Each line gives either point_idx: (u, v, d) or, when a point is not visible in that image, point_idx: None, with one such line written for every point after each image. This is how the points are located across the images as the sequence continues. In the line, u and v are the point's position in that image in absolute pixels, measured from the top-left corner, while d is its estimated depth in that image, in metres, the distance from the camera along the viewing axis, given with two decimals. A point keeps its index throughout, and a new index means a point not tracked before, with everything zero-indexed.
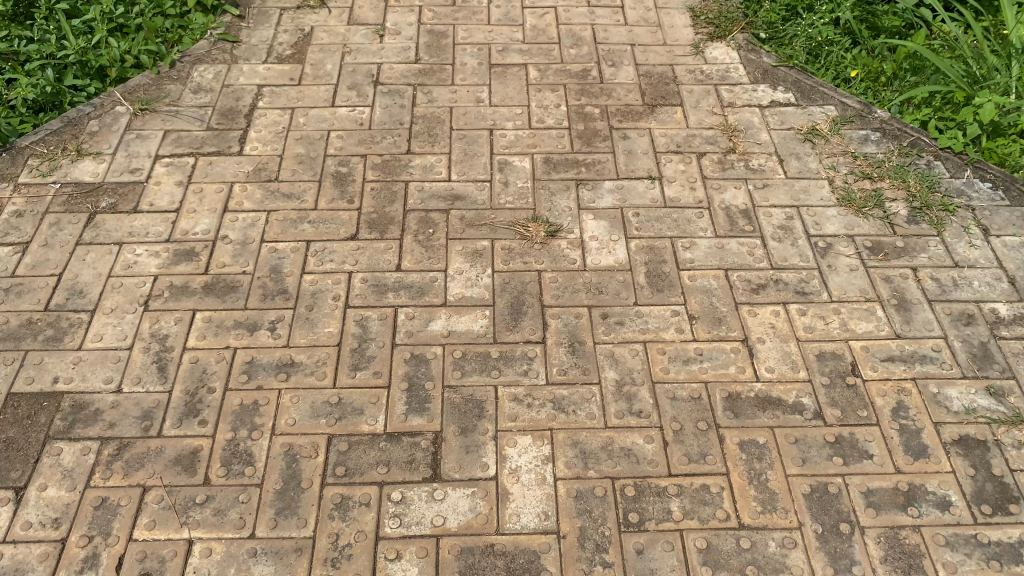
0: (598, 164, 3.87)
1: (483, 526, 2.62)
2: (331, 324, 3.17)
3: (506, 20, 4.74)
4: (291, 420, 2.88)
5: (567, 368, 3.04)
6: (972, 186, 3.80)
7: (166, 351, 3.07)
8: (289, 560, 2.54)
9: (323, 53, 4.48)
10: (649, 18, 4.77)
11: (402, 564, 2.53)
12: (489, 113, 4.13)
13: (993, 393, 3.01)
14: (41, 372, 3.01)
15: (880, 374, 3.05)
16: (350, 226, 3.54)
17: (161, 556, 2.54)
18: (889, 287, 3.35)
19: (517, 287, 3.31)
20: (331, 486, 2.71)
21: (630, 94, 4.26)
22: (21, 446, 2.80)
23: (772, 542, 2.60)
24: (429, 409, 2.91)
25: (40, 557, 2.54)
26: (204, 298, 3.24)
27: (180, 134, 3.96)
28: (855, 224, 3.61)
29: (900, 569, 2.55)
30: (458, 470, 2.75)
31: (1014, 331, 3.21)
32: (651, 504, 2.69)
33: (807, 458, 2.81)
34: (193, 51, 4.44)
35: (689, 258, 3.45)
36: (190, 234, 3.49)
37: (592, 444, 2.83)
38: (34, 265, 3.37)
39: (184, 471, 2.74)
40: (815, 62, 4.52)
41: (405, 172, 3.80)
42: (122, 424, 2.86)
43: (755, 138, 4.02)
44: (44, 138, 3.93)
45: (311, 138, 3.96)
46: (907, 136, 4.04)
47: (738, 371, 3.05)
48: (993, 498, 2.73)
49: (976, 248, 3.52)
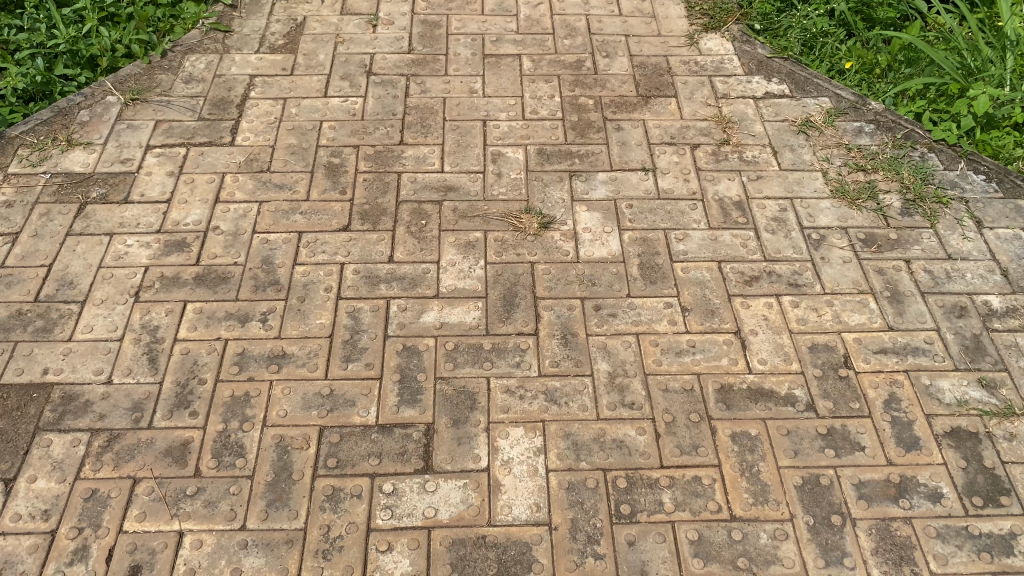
0: (591, 155, 3.85)
1: (475, 518, 2.62)
2: (323, 316, 3.16)
3: (500, 10, 4.71)
4: (283, 412, 2.87)
5: (560, 360, 3.04)
6: (966, 178, 3.79)
7: (157, 342, 3.06)
8: (280, 551, 2.53)
9: (316, 43, 4.45)
10: (644, 9, 4.75)
11: (393, 555, 2.53)
12: (482, 103, 4.11)
13: (985, 386, 3.01)
14: (31, 363, 2.99)
15: (872, 366, 3.06)
16: (342, 218, 3.52)
17: (151, 548, 2.53)
18: (882, 279, 3.35)
19: (510, 279, 3.30)
20: (322, 478, 2.71)
21: (625, 85, 4.24)
22: (10, 438, 2.78)
23: (764, 534, 2.60)
24: (421, 401, 2.90)
25: (30, 549, 2.53)
26: (195, 290, 3.23)
27: (172, 125, 3.93)
28: (849, 216, 3.60)
29: (891, 561, 2.56)
30: (450, 461, 2.75)
31: (1007, 323, 3.21)
32: (643, 496, 2.69)
33: (799, 450, 2.81)
34: (185, 40, 4.40)
35: (682, 250, 3.44)
36: (180, 225, 3.47)
37: (584, 435, 2.83)
38: (24, 255, 3.34)
39: (175, 463, 2.73)
40: (810, 53, 4.51)
41: (397, 163, 3.78)
42: (112, 416, 2.85)
43: (749, 130, 4.00)
44: (34, 127, 3.89)
45: (303, 129, 3.94)
46: (901, 128, 4.03)
47: (731, 363, 3.05)
48: (985, 490, 2.73)
49: (969, 240, 3.52)
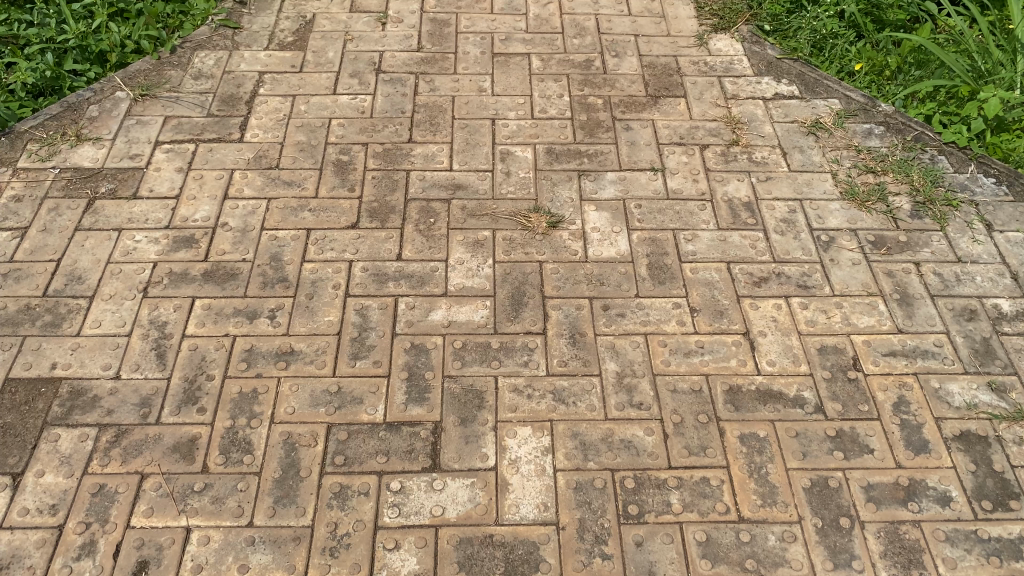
0: (600, 155, 3.85)
1: (482, 517, 2.61)
2: (330, 313, 3.16)
3: (509, 9, 4.70)
4: (290, 409, 2.86)
5: (567, 360, 3.03)
6: (976, 181, 3.78)
7: (165, 338, 3.06)
8: (287, 548, 2.53)
9: (325, 40, 4.44)
10: (654, 9, 4.73)
11: (400, 554, 2.52)
12: (491, 102, 4.11)
13: (995, 389, 3.00)
14: (39, 359, 2.99)
15: (882, 369, 3.04)
16: (350, 215, 3.52)
17: (159, 544, 2.54)
18: (892, 281, 3.34)
19: (519, 278, 3.30)
20: (330, 475, 2.70)
21: (633, 85, 4.23)
22: (18, 433, 2.79)
23: (772, 536, 2.60)
24: (429, 399, 2.90)
25: (37, 544, 2.53)
26: (204, 286, 3.23)
27: (180, 121, 3.93)
28: (858, 218, 3.59)
29: (900, 565, 2.55)
30: (458, 460, 2.74)
31: (1016, 327, 3.20)
32: (651, 496, 2.68)
33: (808, 451, 2.81)
34: (194, 36, 4.40)
35: (691, 251, 3.43)
36: (189, 221, 3.47)
37: (592, 435, 2.83)
38: (33, 250, 3.35)
39: (183, 459, 2.73)
40: (819, 55, 4.50)
41: (406, 161, 3.77)
42: (119, 411, 2.85)
43: (759, 131, 3.99)
44: (43, 122, 3.90)
45: (312, 126, 3.93)
46: (910, 130, 4.01)
47: (739, 364, 3.04)
48: (994, 494, 2.72)
49: (979, 243, 3.51)
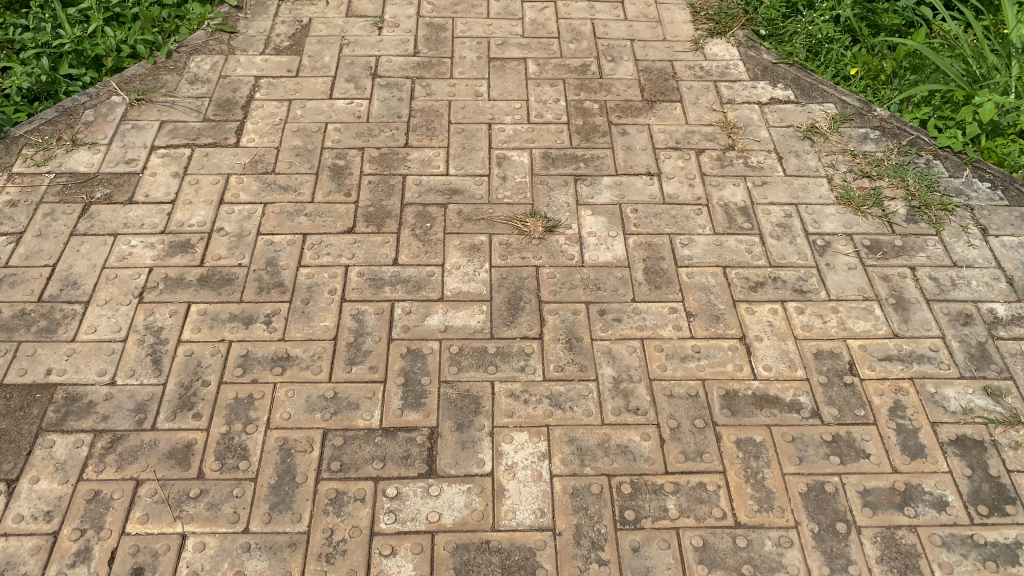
0: (597, 159, 3.85)
1: (479, 523, 2.61)
2: (326, 318, 3.15)
3: (505, 14, 4.71)
4: (286, 414, 2.86)
5: (564, 364, 3.03)
6: (971, 186, 3.79)
7: (161, 343, 3.05)
8: (283, 555, 2.53)
9: (321, 44, 4.45)
10: (650, 14, 4.74)
11: (396, 560, 2.52)
12: (487, 106, 4.11)
13: (990, 394, 3.01)
14: (35, 364, 2.98)
15: (878, 374, 3.05)
16: (347, 220, 3.51)
17: (154, 550, 2.53)
18: (887, 286, 3.35)
19: (515, 283, 3.30)
20: (326, 481, 2.70)
21: (630, 90, 4.24)
22: (13, 439, 2.78)
23: (768, 541, 2.60)
24: (425, 405, 2.89)
25: (32, 550, 2.52)
26: (199, 291, 3.22)
27: (176, 125, 3.93)
28: (854, 222, 3.60)
29: (896, 569, 2.55)
30: (454, 465, 2.74)
31: (1012, 331, 3.21)
32: (648, 502, 2.68)
33: (804, 456, 2.81)
34: (191, 41, 4.41)
35: (687, 255, 3.44)
36: (185, 225, 3.46)
37: (588, 440, 2.82)
38: (28, 255, 3.33)
39: (178, 465, 2.73)
40: (815, 59, 4.51)
41: (402, 165, 3.77)
42: (115, 417, 2.84)
43: (755, 135, 4.00)
44: (39, 127, 3.89)
45: (308, 130, 3.93)
46: (905, 135, 4.03)
47: (736, 369, 3.04)
48: (990, 499, 2.72)
49: (974, 248, 3.51)
